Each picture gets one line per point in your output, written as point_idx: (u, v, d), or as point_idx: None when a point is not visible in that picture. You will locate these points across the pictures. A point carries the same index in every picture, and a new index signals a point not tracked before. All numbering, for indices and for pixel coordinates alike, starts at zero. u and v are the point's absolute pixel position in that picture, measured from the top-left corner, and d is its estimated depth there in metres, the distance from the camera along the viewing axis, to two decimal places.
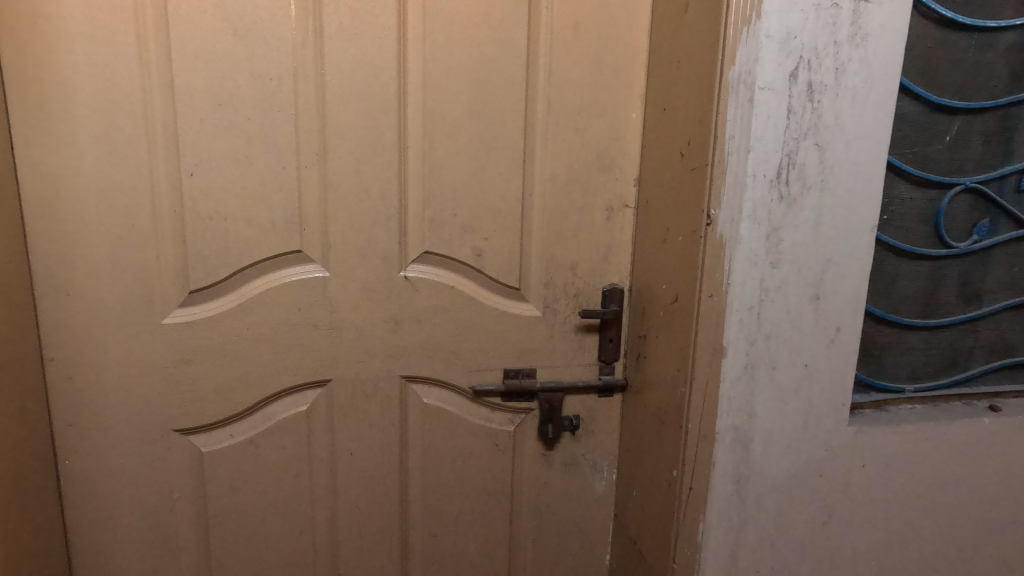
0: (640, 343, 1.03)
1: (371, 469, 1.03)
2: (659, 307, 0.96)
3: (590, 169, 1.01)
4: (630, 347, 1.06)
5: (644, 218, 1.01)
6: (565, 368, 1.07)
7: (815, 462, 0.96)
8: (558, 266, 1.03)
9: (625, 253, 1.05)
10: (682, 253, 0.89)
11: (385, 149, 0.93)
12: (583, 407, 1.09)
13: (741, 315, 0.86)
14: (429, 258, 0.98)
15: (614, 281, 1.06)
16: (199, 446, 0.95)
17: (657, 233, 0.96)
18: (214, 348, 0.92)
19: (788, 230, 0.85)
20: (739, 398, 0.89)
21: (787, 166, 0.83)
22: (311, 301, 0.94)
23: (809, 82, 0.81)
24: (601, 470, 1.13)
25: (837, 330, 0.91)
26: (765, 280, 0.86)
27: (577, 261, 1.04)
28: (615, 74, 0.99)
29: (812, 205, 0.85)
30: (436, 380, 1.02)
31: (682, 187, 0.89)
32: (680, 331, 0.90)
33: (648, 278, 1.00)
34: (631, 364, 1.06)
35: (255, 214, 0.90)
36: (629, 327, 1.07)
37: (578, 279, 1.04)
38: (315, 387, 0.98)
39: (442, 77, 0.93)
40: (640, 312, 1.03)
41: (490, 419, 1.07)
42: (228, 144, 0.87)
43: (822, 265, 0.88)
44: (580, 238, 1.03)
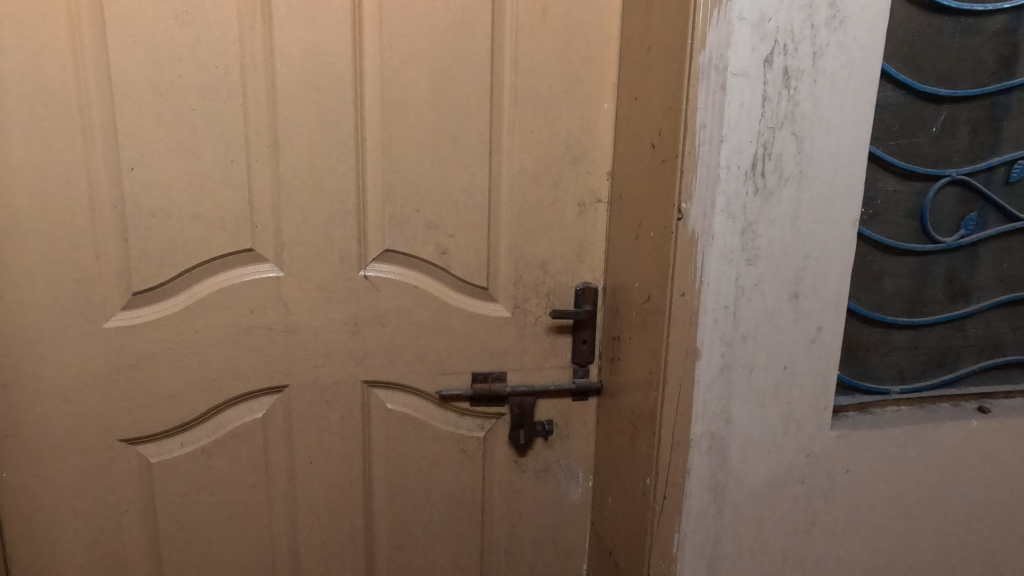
0: (614, 345, 0.98)
1: (333, 478, 0.98)
2: (632, 307, 0.91)
3: (560, 163, 0.96)
4: (605, 349, 1.02)
5: (617, 213, 0.96)
6: (537, 371, 1.03)
7: (795, 468, 0.91)
8: (528, 264, 0.98)
9: (599, 250, 1.01)
10: (654, 249, 0.84)
11: (342, 141, 0.88)
12: (557, 411, 1.05)
13: (716, 315, 0.82)
14: (391, 256, 0.93)
15: (587, 279, 1.01)
16: (147, 456, 0.90)
17: (630, 228, 0.91)
18: (162, 353, 0.87)
19: (765, 224, 0.81)
20: (714, 402, 0.85)
21: (762, 157, 0.79)
22: (265, 302, 0.89)
23: (784, 67, 0.77)
24: (576, 477, 1.08)
25: (818, 330, 0.87)
26: (741, 277, 0.82)
27: (547, 258, 0.99)
28: (586, 62, 0.94)
29: (790, 197, 0.81)
30: (400, 385, 0.97)
31: (653, 180, 0.84)
32: (653, 332, 0.85)
33: (622, 276, 0.95)
34: (607, 366, 1.02)
35: (203, 211, 0.85)
36: (604, 328, 1.02)
37: (550, 277, 1.00)
38: (271, 392, 0.93)
39: (401, 65, 0.88)
40: (614, 311, 0.98)
41: (459, 425, 1.02)
42: (171, 136, 0.82)
43: (802, 261, 0.84)
44: (550, 235, 0.98)
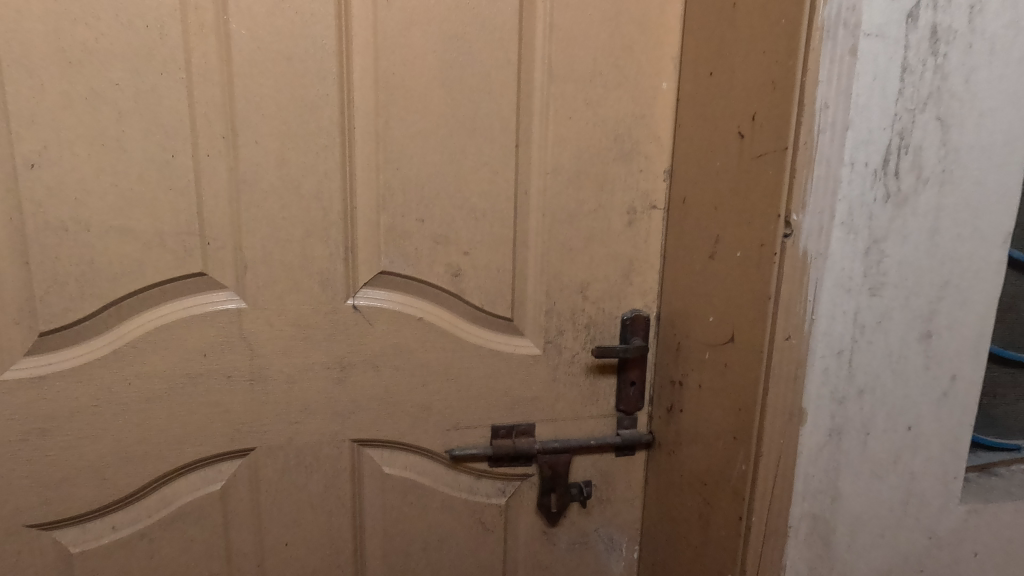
0: (674, 391, 0.77)
1: (314, 563, 0.76)
2: (703, 347, 0.70)
3: (606, 158, 0.75)
4: (659, 394, 0.81)
5: (678, 223, 0.75)
6: (573, 422, 0.81)
7: (915, 555, 0.70)
8: (563, 288, 0.77)
9: (652, 268, 0.79)
10: (743, 274, 0.63)
11: (322, 130, 0.66)
12: (596, 470, 0.84)
13: (827, 363, 0.61)
14: (388, 280, 0.72)
15: (637, 306, 0.80)
16: (67, 545, 0.68)
17: (701, 244, 0.70)
18: (83, 412, 0.65)
19: (895, 241, 0.60)
20: (819, 477, 0.64)
21: (897, 150, 0.58)
22: (221, 342, 0.68)
23: (932, 26, 0.56)
24: (619, 549, 0.87)
25: (952, 379, 0.66)
26: (861, 313, 0.61)
27: (587, 281, 0.78)
28: (641, 28, 0.73)
29: (928, 205, 0.60)
30: (400, 443, 0.76)
31: (741, 182, 0.63)
32: (738, 384, 0.64)
33: (686, 304, 0.74)
34: (661, 415, 0.80)
35: (134, 224, 0.63)
36: (657, 367, 0.81)
37: (591, 304, 0.79)
38: (231, 458, 0.71)
39: (401, 28, 0.66)
40: (673, 348, 0.77)
41: (475, 490, 0.81)
42: (86, 120, 0.60)
43: (938, 289, 0.63)
44: (592, 251, 0.77)
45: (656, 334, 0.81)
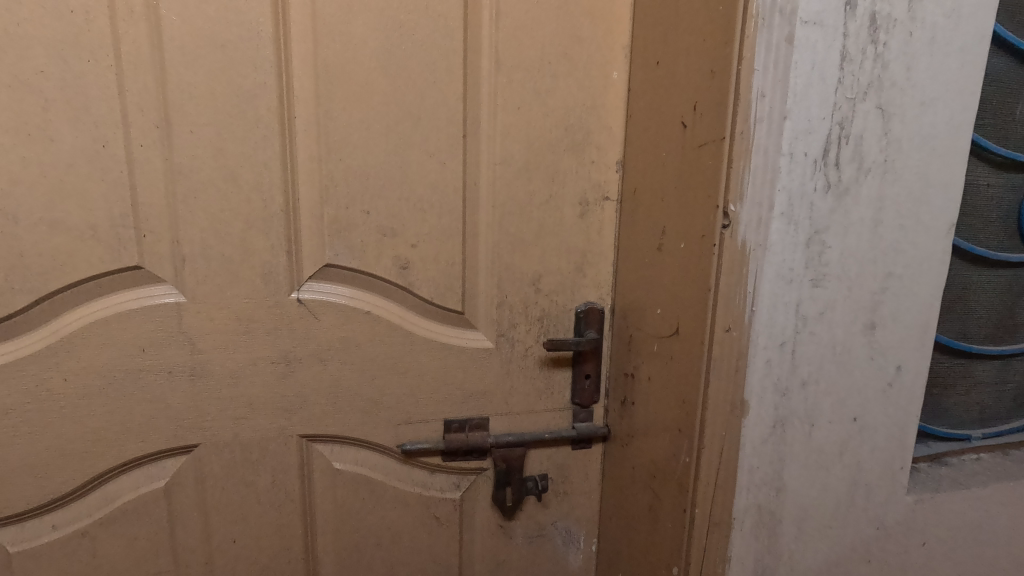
0: (626, 383, 0.77)
1: (264, 559, 0.75)
2: (652, 340, 0.70)
3: (556, 149, 0.74)
4: (614, 387, 0.81)
5: (631, 214, 0.75)
6: (527, 416, 0.81)
7: (862, 546, 0.70)
8: (514, 281, 0.76)
9: (605, 260, 0.79)
10: (687, 265, 0.62)
11: (260, 119, 0.64)
12: (552, 464, 0.83)
13: (769, 354, 0.60)
14: (334, 274, 0.71)
15: (591, 299, 0.80)
16: (5, 545, 0.67)
17: (650, 236, 0.70)
18: (16, 409, 0.64)
19: (837, 231, 0.60)
20: (764, 468, 0.64)
21: (837, 140, 0.57)
22: (160, 337, 0.66)
23: (872, 14, 0.55)
24: (577, 541, 0.87)
25: (897, 370, 0.66)
26: (803, 304, 0.60)
27: (540, 273, 0.77)
28: (591, 16, 0.71)
29: (870, 195, 0.60)
30: (351, 439, 0.75)
31: (685, 173, 0.62)
32: (682, 376, 0.64)
33: (638, 296, 0.73)
34: (616, 409, 0.80)
35: (65, 216, 0.61)
36: (612, 360, 0.81)
37: (543, 297, 0.78)
38: (175, 455, 0.70)
39: (342, 15, 0.65)
40: (627, 340, 0.76)
41: (429, 485, 0.80)
42: (10, 109, 0.58)
43: (881, 280, 0.62)
44: (544, 243, 0.76)
45: (611, 327, 0.81)
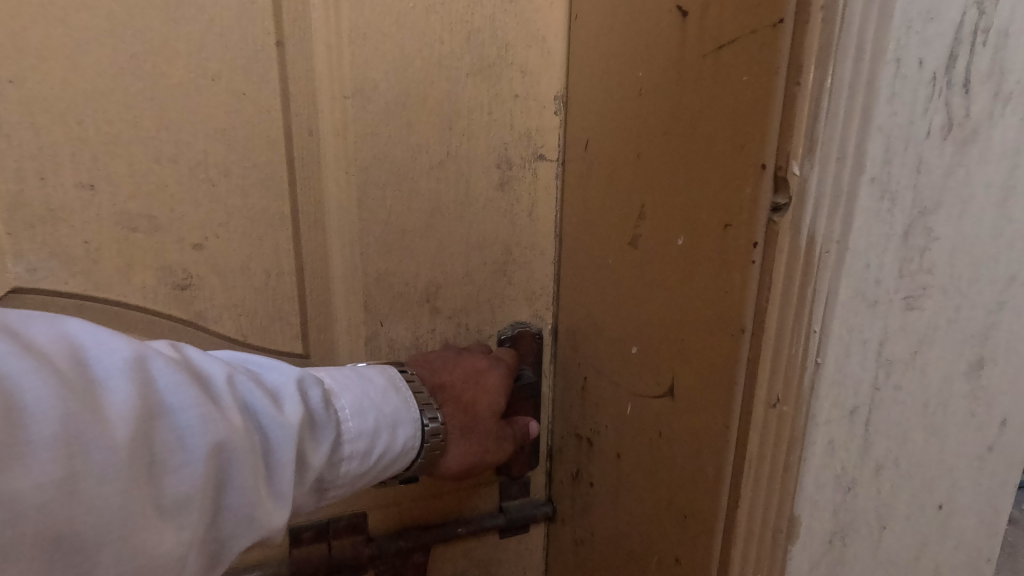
0: (581, 450, 0.49)
1: None
2: (625, 397, 0.42)
3: (454, 74, 0.44)
4: (562, 450, 0.53)
5: (581, 183, 0.46)
6: (427, 502, 0.52)
7: None
8: (395, 297, 0.46)
9: (541, 258, 0.50)
10: (693, 280, 0.34)
11: None
12: (470, 563, 0.55)
13: (833, 431, 0.34)
14: (35, 306, 0.37)
15: (521, 319, 0.51)
16: None
17: (619, 220, 0.41)
18: None
19: (952, 211, 0.33)
20: None
21: (971, 37, 0.30)
22: None
23: None
24: None
25: (1002, 428, 0.41)
26: (887, 342, 0.34)
27: (438, 283, 0.47)
28: None
29: (1006, 145, 0.33)
30: None
31: (682, 108, 0.33)
32: (681, 473, 0.36)
33: (599, 320, 0.45)
34: (565, 485, 0.52)
35: None
36: (557, 409, 0.53)
37: (445, 320, 0.49)
38: None
39: None
40: (580, 384, 0.48)
41: None
42: None
43: (1000, 291, 0.37)
44: (441, 233, 0.46)
45: (553, 359, 0.53)
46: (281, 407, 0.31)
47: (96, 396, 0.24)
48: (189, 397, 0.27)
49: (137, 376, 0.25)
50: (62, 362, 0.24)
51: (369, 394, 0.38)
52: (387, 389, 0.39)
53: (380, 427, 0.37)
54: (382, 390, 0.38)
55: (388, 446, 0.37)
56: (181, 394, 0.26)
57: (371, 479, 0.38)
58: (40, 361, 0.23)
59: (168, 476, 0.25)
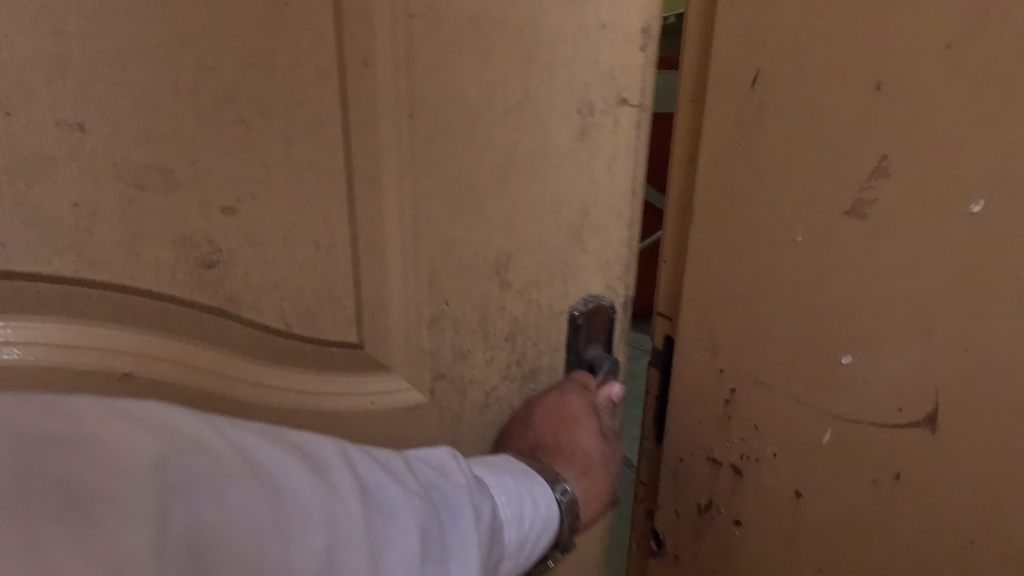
0: (718, 478, 0.37)
1: None
2: (819, 422, 0.31)
3: None
4: (677, 480, 0.39)
5: (733, 131, 0.31)
6: None
7: None
8: (462, 269, 0.38)
9: (617, 224, 0.42)
10: (966, 261, 0.25)
11: None
12: None
13: None
14: (22, 296, 0.28)
15: (592, 294, 0.43)
16: None
17: (810, 184, 0.29)
18: None
19: None
20: None
21: None
22: None
23: None
24: None
25: None
26: None
27: (509, 251, 0.40)
28: None
29: None
30: None
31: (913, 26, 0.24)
32: (956, 517, 0.27)
33: (751, 313, 0.32)
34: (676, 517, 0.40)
35: None
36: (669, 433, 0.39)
37: (515, 295, 0.41)
38: None
39: None
40: (722, 400, 0.35)
41: None
42: None
43: None
44: (514, 192, 0.38)
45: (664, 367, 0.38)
46: (454, 477, 0.31)
47: (313, 486, 0.24)
48: (381, 479, 0.27)
49: (348, 471, 0.26)
50: (281, 457, 0.24)
51: (508, 472, 0.38)
52: (511, 461, 0.40)
53: (533, 487, 0.38)
54: (512, 462, 0.40)
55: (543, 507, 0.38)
56: (380, 480, 0.27)
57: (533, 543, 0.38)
58: (267, 456, 0.24)
59: (391, 555, 0.25)
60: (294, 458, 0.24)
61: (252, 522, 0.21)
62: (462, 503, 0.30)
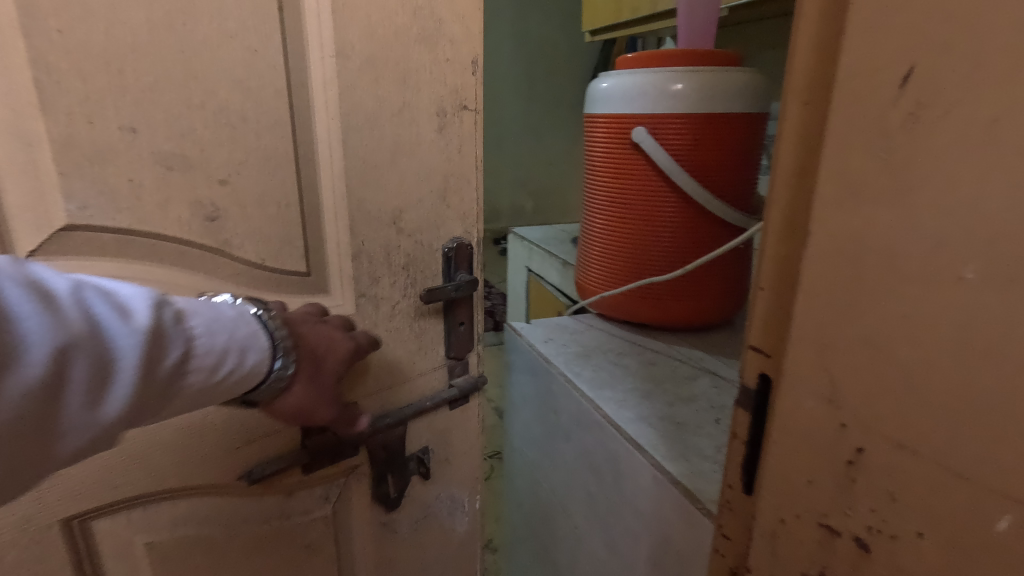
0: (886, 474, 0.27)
1: None
2: (986, 505, 0.24)
3: (402, 40, 0.55)
4: (776, 541, 0.34)
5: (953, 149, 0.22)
6: (400, 387, 0.66)
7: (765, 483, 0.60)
8: (370, 221, 0.57)
9: (467, 186, 0.65)
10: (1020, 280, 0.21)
11: None
12: (432, 433, 0.71)
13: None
14: (89, 242, 0.41)
15: (457, 234, 0.66)
16: None
17: (870, 219, 0.26)
18: None
19: None
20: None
21: None
22: None
23: None
24: (461, 505, 0.78)
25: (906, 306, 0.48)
26: None
27: (399, 207, 0.60)
28: None
29: None
30: (167, 491, 0.49)
31: (934, 72, 0.23)
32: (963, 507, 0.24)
33: (835, 350, 0.28)
34: (747, 541, 0.37)
35: None
36: (772, 472, 0.33)
37: (406, 237, 0.61)
38: None
39: None
40: (839, 457, 0.29)
41: (289, 513, 0.59)
42: None
43: None
44: (400, 167, 0.59)
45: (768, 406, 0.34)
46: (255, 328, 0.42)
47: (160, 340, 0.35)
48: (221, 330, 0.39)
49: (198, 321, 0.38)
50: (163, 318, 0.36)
51: (229, 322, 0.40)
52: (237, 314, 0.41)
53: (230, 346, 0.39)
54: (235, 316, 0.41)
55: (241, 363, 0.40)
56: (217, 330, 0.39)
57: (233, 385, 0.40)
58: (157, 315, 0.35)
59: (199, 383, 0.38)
60: (168, 355, 0.36)
61: (69, 423, 0.32)
62: (253, 358, 0.41)
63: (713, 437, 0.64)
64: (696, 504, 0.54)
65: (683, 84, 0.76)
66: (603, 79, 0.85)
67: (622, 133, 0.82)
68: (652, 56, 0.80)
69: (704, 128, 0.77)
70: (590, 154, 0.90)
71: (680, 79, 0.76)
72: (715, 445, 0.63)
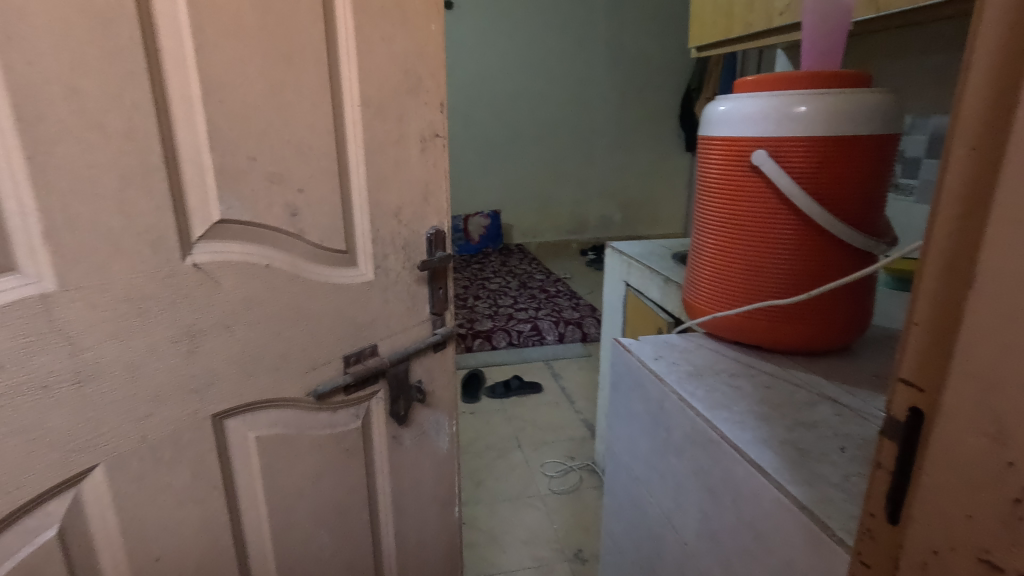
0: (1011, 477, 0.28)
1: (194, 556, 0.69)
2: None
3: (399, 93, 0.80)
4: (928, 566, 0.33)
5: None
6: (403, 333, 0.91)
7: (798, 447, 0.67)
8: (382, 214, 0.83)
9: (442, 190, 0.90)
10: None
11: (123, 51, 0.52)
12: (423, 370, 0.97)
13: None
14: (227, 230, 0.64)
15: (436, 223, 0.91)
16: None
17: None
18: None
19: None
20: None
21: None
22: (28, 343, 0.50)
23: None
24: (443, 427, 1.04)
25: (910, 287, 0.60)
26: None
27: (399, 205, 0.85)
28: None
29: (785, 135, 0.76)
30: (265, 401, 0.72)
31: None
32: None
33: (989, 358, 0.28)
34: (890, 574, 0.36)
35: None
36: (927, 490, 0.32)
37: (405, 226, 0.86)
38: (71, 484, 0.56)
39: None
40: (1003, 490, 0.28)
41: (336, 423, 0.83)
42: None
43: None
44: (400, 177, 0.84)
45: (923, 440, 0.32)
46: None
47: None
48: None
49: None
50: None
51: None
52: None
53: None
54: None
55: None
56: None
57: None
58: None
59: None
60: None
61: None
62: None
63: (839, 464, 0.63)
64: (827, 533, 0.55)
65: (807, 105, 0.75)
66: (722, 102, 0.86)
67: (741, 154, 0.82)
68: (778, 78, 0.81)
69: (824, 149, 0.76)
70: (703, 174, 0.89)
71: (803, 101, 0.76)
72: (838, 471, 0.63)
